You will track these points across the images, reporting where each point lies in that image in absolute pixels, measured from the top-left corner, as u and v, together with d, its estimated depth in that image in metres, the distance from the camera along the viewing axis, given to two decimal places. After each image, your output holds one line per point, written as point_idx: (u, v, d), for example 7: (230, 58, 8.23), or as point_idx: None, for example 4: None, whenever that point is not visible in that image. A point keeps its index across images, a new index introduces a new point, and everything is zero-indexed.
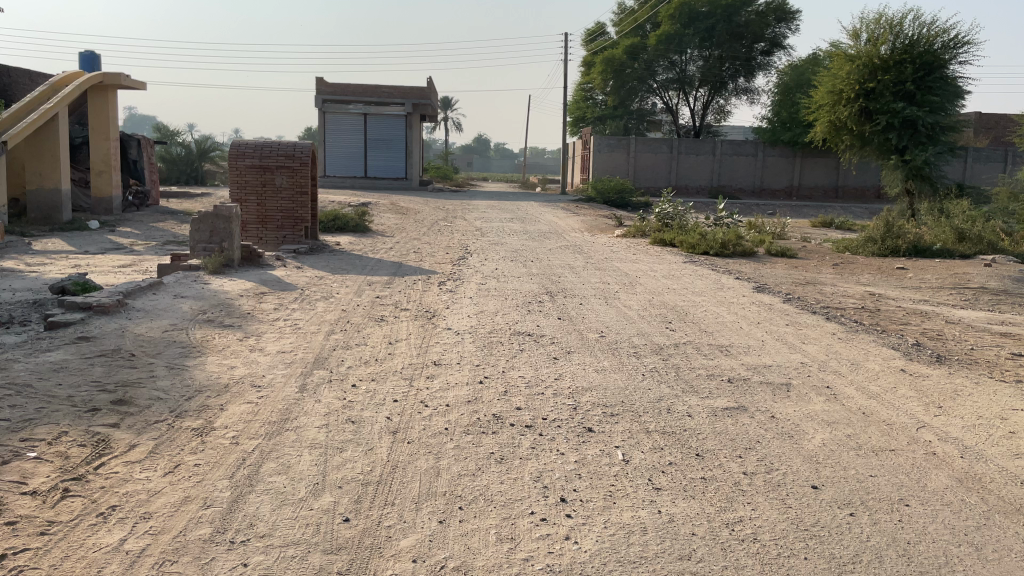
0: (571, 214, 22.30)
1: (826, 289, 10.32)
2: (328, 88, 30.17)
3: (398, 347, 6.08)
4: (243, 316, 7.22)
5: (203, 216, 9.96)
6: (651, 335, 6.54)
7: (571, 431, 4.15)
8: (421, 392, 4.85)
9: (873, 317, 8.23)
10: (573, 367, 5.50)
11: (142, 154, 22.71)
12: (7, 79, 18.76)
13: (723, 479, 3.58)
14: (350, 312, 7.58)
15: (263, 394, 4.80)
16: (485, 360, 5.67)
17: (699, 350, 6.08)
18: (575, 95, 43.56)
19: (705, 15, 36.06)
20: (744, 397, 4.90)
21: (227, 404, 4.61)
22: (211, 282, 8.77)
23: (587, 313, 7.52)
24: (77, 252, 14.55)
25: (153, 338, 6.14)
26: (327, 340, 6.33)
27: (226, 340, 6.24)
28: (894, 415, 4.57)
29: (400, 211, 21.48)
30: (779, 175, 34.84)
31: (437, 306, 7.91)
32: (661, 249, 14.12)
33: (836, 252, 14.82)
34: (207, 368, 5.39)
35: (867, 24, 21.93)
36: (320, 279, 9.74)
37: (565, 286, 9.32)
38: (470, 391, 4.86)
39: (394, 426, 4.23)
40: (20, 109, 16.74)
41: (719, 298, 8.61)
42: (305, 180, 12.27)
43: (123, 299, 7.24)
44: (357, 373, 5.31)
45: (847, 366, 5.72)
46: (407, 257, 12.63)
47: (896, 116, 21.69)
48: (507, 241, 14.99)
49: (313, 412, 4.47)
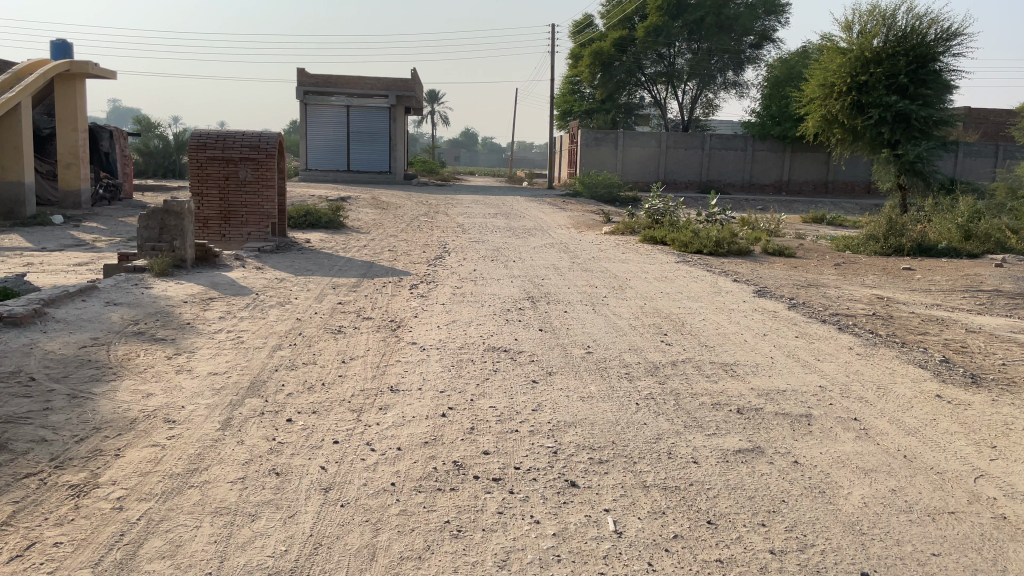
0: (559, 210, 21.50)
1: (830, 291, 9.55)
2: (309, 79, 29.12)
3: (351, 367, 5.22)
4: (181, 328, 6.32)
5: (151, 212, 9.03)
6: (644, 351, 5.69)
7: (549, 487, 3.32)
8: (371, 429, 3.99)
9: (886, 327, 7.39)
10: (554, 393, 4.64)
11: (115, 146, 21.59)
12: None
13: (747, 562, 2.76)
14: (305, 323, 6.68)
15: (174, 434, 3.92)
16: (452, 385, 4.81)
17: (700, 370, 5.25)
18: (563, 88, 42.58)
19: (694, 7, 35.19)
20: (758, 433, 4.08)
21: (125, 447, 3.73)
22: (154, 286, 7.87)
23: (571, 323, 6.68)
24: (33, 249, 13.59)
25: (64, 357, 5.22)
26: (270, 358, 5.46)
27: (151, 359, 5.35)
28: (943, 461, 3.76)
29: (380, 206, 20.55)
30: (768, 170, 34.08)
31: (404, 316, 7.02)
32: (653, 248, 13.32)
33: (836, 251, 14.08)
34: (117, 397, 4.49)
35: (859, 16, 21.19)
36: (279, 283, 8.84)
37: (548, 290, 8.48)
38: (430, 428, 4.01)
39: (328, 481, 3.36)
40: None
41: (717, 304, 7.79)
42: (271, 173, 11.35)
43: (43, 307, 6.33)
44: (295, 403, 4.43)
45: (873, 391, 4.90)
46: (380, 255, 11.75)
47: (889, 110, 20.98)
48: (489, 239, 14.13)
49: (231, 461, 3.59)
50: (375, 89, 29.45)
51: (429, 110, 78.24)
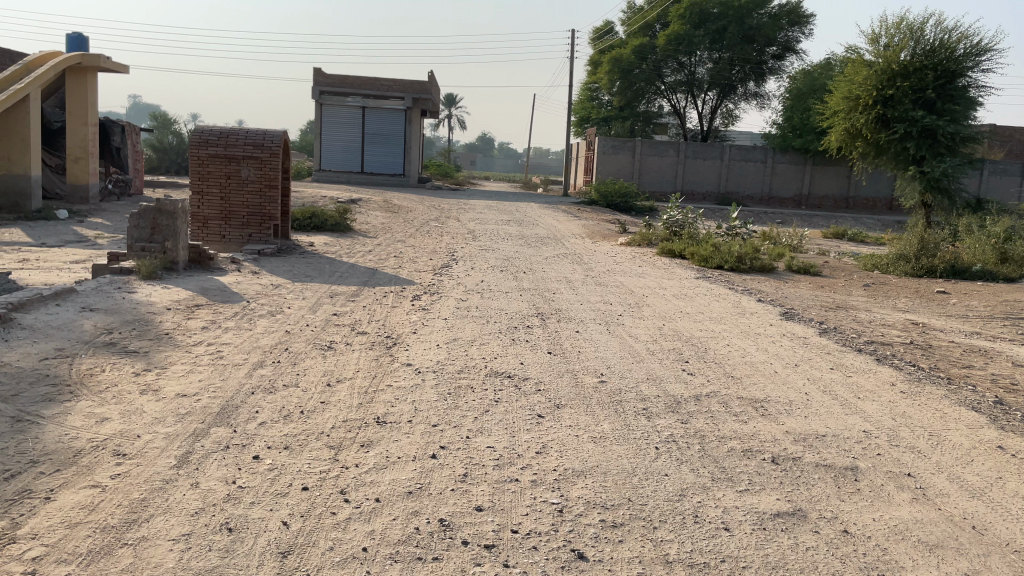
0: (573, 218, 20.94)
1: (861, 315, 8.95)
2: (325, 79, 28.73)
3: (337, 392, 4.67)
4: (159, 339, 5.80)
5: (143, 210, 8.52)
6: (664, 382, 5.11)
7: (551, 560, 2.76)
8: (349, 473, 3.44)
9: (928, 358, 6.77)
10: (561, 432, 4.07)
11: (127, 141, 21.20)
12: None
13: None
14: (294, 336, 6.16)
15: (120, 472, 3.38)
16: (446, 418, 4.25)
17: (727, 407, 4.67)
18: (582, 94, 42.10)
19: (716, 16, 34.64)
20: (797, 491, 3.50)
21: (58, 489, 3.19)
22: (139, 290, 7.36)
23: (583, 346, 6.10)
24: (33, 244, 13.16)
25: (20, 371, 4.67)
26: (249, 378, 4.92)
27: (118, 376, 4.82)
28: (1020, 536, 3.17)
29: (390, 209, 20.08)
30: (788, 182, 33.39)
31: (402, 331, 6.48)
32: (670, 262, 12.75)
33: (864, 270, 13.44)
34: (67, 422, 3.95)
35: (886, 28, 20.52)
36: (274, 289, 8.33)
37: (559, 306, 7.92)
38: (417, 473, 3.46)
39: (287, 543, 2.81)
40: None
41: (742, 328, 7.19)
42: (274, 172, 10.85)
43: (11, 312, 5.80)
44: (267, 435, 3.89)
45: (924, 439, 4.33)
46: (385, 261, 11.24)
47: (915, 125, 20.28)
48: (499, 247, 13.59)
49: (178, 511, 3.04)
50: (391, 91, 29.05)
51: (446, 114, 78.51)
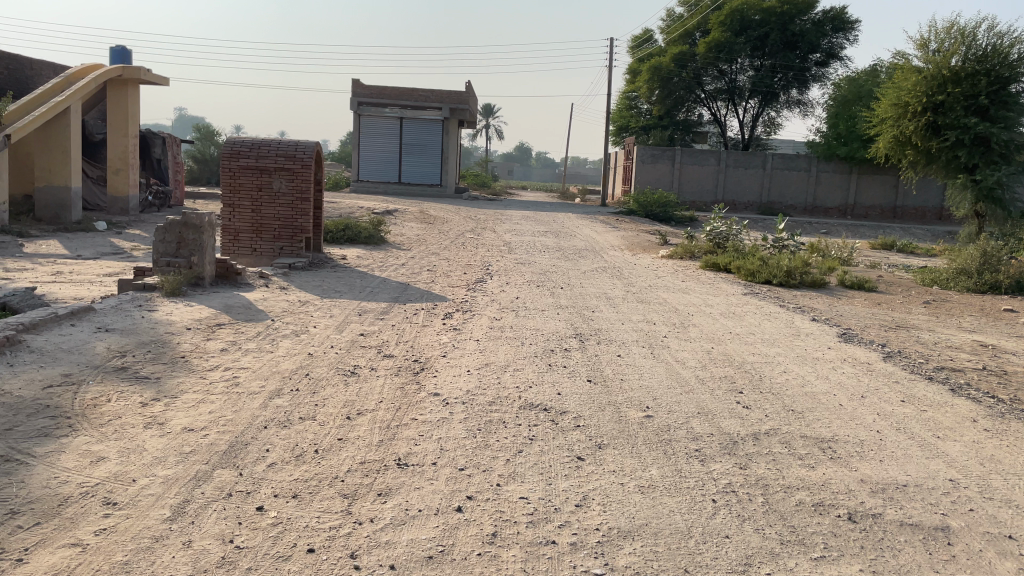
0: (612, 229, 20.45)
1: (925, 335, 8.35)
2: (363, 90, 28.64)
3: (356, 428, 4.25)
4: (175, 363, 5.45)
5: (168, 224, 8.25)
6: (718, 418, 4.60)
7: None
8: (363, 530, 3.02)
9: (1005, 387, 6.17)
10: (603, 479, 3.60)
11: (166, 153, 21.21)
12: (25, 71, 17.44)
13: None
14: (316, 360, 5.78)
15: (108, 526, 3.00)
16: (474, 461, 3.80)
17: (791, 449, 4.16)
18: (619, 104, 41.58)
19: (758, 22, 33.67)
20: (882, 560, 3.00)
21: (35, 548, 2.81)
22: (161, 308, 7.06)
23: (626, 372, 5.61)
24: (69, 256, 13.06)
25: (20, 401, 4.34)
26: (262, 410, 4.52)
27: (124, 406, 4.47)
28: None
29: (426, 221, 19.79)
30: (833, 192, 32.42)
31: (432, 354, 6.07)
32: (715, 276, 12.20)
33: (922, 285, 12.75)
34: (59, 463, 3.58)
35: (936, 33, 19.71)
36: (301, 307, 7.98)
37: (599, 326, 7.43)
38: (439, 532, 3.02)
39: None
40: (31, 100, 15.30)
41: (798, 352, 6.64)
42: (306, 185, 10.55)
43: (21, 334, 5.51)
44: (277, 480, 3.49)
45: (1021, 491, 3.77)
46: (418, 275, 10.89)
47: (967, 132, 19.35)
48: (536, 260, 13.15)
49: None
50: (429, 101, 28.83)
51: (483, 125, 78.86)
